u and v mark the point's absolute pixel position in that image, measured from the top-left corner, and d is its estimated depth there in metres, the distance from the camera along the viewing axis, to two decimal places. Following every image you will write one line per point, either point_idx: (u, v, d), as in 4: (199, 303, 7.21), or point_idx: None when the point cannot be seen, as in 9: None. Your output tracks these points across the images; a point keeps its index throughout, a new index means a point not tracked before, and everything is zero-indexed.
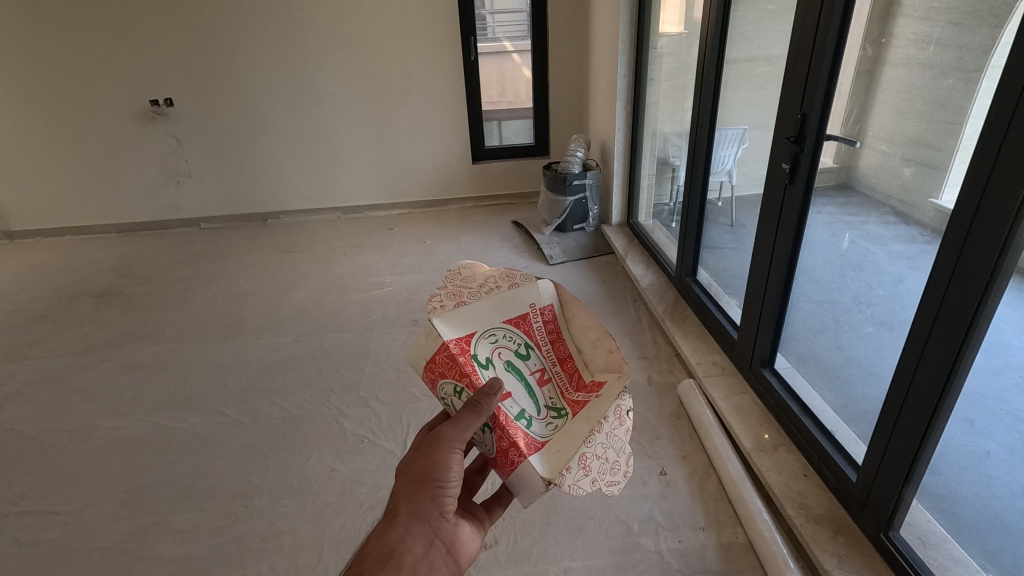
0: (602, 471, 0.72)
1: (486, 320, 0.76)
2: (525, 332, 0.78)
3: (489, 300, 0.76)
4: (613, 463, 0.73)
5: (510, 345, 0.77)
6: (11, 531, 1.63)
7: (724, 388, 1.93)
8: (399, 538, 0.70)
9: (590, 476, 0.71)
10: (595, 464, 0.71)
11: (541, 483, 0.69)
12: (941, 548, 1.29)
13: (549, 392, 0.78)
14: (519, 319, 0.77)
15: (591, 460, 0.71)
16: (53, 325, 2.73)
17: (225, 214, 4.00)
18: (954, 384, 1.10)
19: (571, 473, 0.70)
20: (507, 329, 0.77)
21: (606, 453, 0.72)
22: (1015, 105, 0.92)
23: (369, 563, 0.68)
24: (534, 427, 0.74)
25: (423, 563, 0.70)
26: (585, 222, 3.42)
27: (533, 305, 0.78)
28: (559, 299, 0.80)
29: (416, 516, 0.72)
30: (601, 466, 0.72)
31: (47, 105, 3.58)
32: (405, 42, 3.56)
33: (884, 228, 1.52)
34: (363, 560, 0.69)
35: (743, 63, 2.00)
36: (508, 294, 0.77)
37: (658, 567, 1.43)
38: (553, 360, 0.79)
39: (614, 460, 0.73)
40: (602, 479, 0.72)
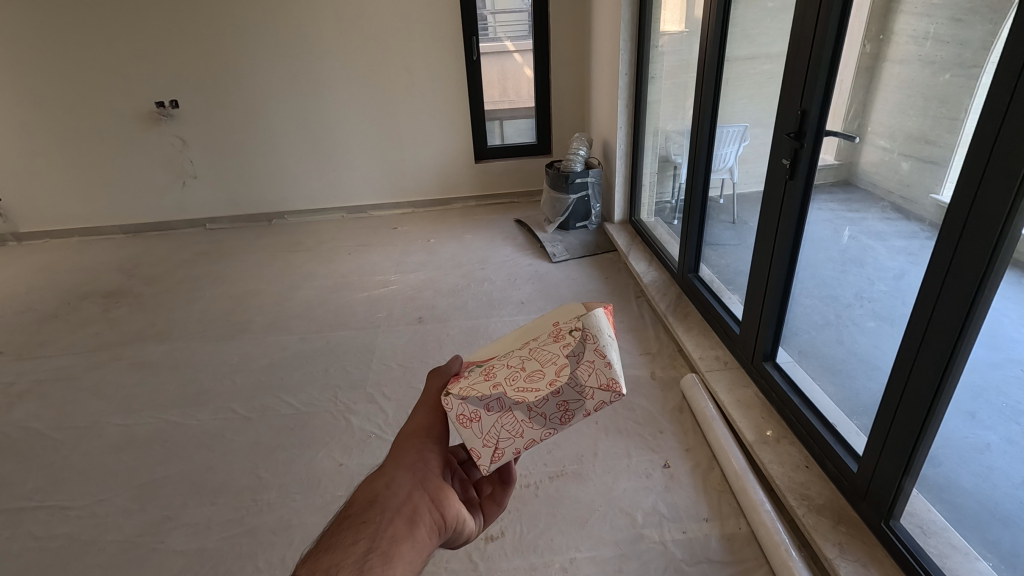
0: (514, 380, 0.67)
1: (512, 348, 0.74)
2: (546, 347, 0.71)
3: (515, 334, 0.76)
4: (533, 373, 0.68)
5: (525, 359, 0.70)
6: (26, 526, 1.66)
7: (727, 382, 1.95)
8: (384, 483, 0.56)
9: (494, 381, 0.67)
10: (503, 371, 0.69)
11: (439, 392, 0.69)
12: (941, 536, 1.34)
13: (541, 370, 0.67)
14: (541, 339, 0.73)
15: (498, 368, 0.69)
16: (62, 325, 2.76)
17: (230, 215, 4.03)
18: (951, 374, 1.12)
19: (468, 377, 0.69)
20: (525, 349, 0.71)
21: (523, 365, 0.69)
22: (1010, 100, 0.93)
23: (353, 510, 0.54)
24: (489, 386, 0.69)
25: (407, 510, 0.55)
26: (587, 220, 3.44)
27: (555, 322, 0.73)
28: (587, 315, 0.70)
29: (404, 463, 0.59)
30: (515, 376, 0.68)
31: (53, 107, 3.62)
32: (407, 43, 3.59)
33: (885, 224, 1.57)
34: (346, 513, 0.54)
35: (744, 61, 2.02)
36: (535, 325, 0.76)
37: (661, 557, 1.46)
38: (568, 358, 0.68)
39: (537, 371, 0.68)
40: (511, 386, 0.67)
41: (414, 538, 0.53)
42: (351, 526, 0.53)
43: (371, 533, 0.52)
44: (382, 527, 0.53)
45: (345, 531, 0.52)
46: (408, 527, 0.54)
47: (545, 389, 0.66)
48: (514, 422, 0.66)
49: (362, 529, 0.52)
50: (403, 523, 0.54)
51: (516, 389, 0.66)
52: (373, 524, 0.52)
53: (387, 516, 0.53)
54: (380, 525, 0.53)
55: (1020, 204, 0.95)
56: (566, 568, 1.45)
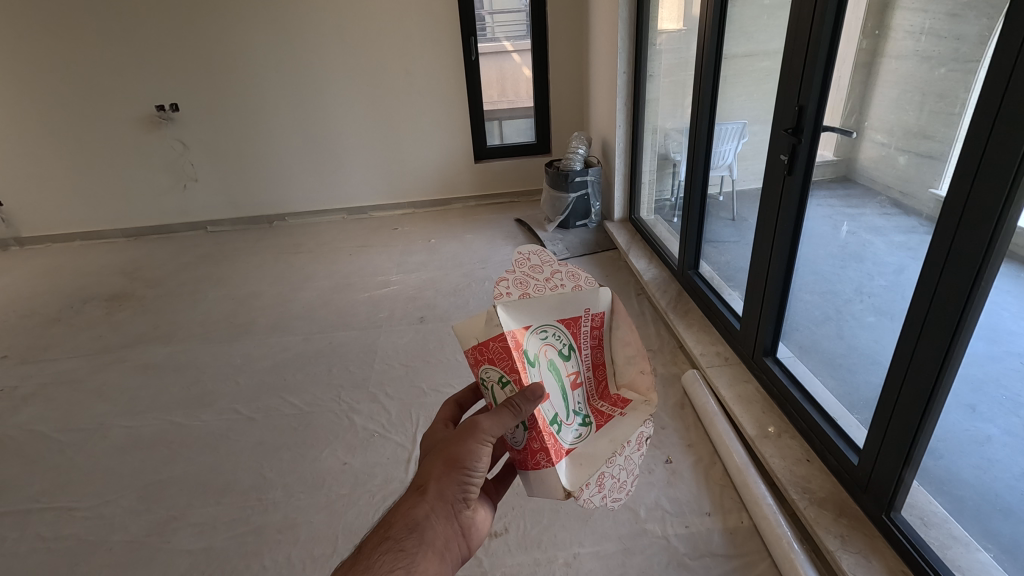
0: (614, 489, 0.75)
1: (541, 316, 0.75)
2: (572, 333, 0.78)
3: (551, 300, 0.74)
4: (624, 483, 0.76)
5: (555, 344, 0.77)
6: (33, 527, 1.67)
7: (728, 377, 1.97)
8: (424, 513, 0.74)
9: (602, 492, 0.73)
10: (610, 482, 0.74)
11: (560, 495, 0.70)
12: (942, 527, 1.33)
13: (579, 397, 0.78)
14: (570, 321, 0.77)
15: (608, 478, 0.73)
16: (66, 328, 2.78)
17: (230, 218, 4.04)
18: (950, 365, 1.13)
19: (589, 489, 0.72)
20: (557, 327, 0.76)
21: (620, 473, 0.75)
22: (1004, 92, 0.94)
23: (394, 533, 0.72)
24: (564, 434, 0.75)
25: (438, 544, 0.74)
26: (587, 219, 3.45)
27: (588, 310, 0.76)
28: (612, 306, 0.79)
29: (441, 498, 0.76)
30: (614, 485, 0.75)
31: (55, 112, 3.63)
32: (406, 44, 3.60)
33: (884, 220, 1.61)
34: (387, 531, 0.73)
35: (742, 58, 2.04)
36: (569, 295, 0.75)
37: (664, 551, 1.47)
38: (588, 365, 0.79)
39: (626, 481, 0.76)
40: (612, 496, 0.74)
41: (438, 569, 0.73)
42: (390, 550, 0.71)
43: (407, 560, 0.70)
44: (415, 558, 0.71)
45: (385, 552, 0.71)
46: (435, 560, 0.72)
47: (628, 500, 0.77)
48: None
49: (400, 557, 0.70)
50: (432, 555, 0.72)
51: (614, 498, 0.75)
52: (409, 554, 0.71)
53: (421, 549, 0.72)
54: (415, 557, 0.71)
55: (1017, 194, 0.96)
56: (569, 563, 1.46)
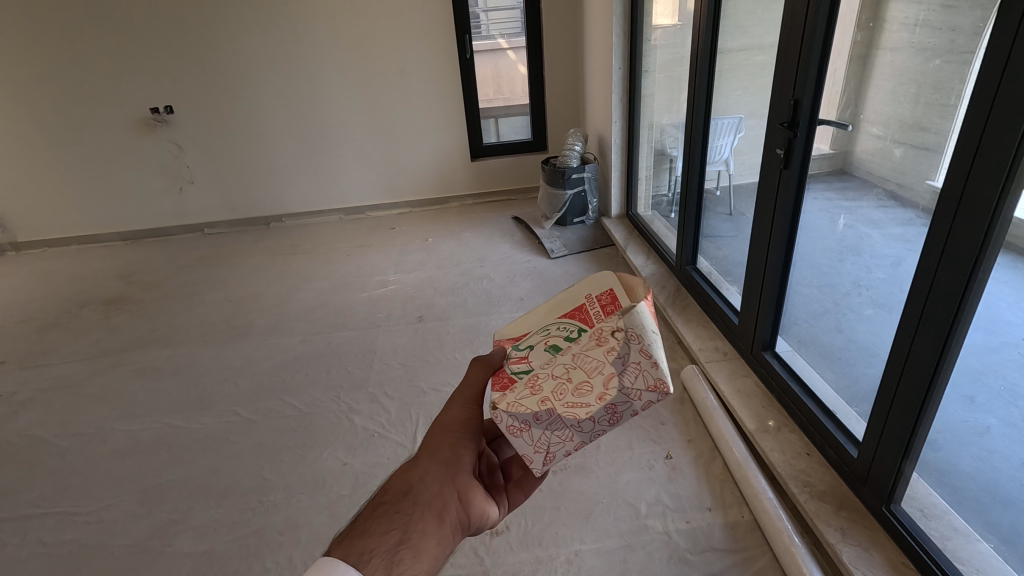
0: (560, 393, 0.57)
1: (541, 320, 0.65)
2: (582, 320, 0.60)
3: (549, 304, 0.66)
4: (581, 386, 0.56)
5: (560, 334, 0.60)
6: (34, 533, 1.67)
7: (727, 371, 1.97)
8: (419, 475, 0.58)
9: (539, 396, 0.58)
10: (547, 384, 0.58)
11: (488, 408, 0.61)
12: (941, 519, 1.33)
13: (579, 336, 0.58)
14: (574, 310, 0.61)
15: (542, 377, 0.59)
16: (64, 333, 2.77)
17: (227, 219, 4.03)
18: (948, 357, 1.13)
19: (512, 389, 0.60)
20: (561, 322, 0.62)
21: (568, 375, 0.57)
22: (998, 83, 0.94)
23: (388, 497, 0.57)
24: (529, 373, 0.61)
25: (440, 507, 0.56)
26: (585, 215, 3.44)
27: (587, 292, 0.61)
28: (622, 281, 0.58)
29: (439, 458, 0.60)
30: (561, 388, 0.57)
31: (50, 116, 3.62)
32: (400, 43, 3.59)
33: (881, 213, 1.63)
34: (380, 499, 0.57)
35: (737, 53, 2.03)
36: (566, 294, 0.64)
37: (666, 547, 1.47)
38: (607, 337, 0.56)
39: (582, 382, 0.56)
40: (557, 402, 0.57)
41: (442, 534, 0.55)
42: (384, 515, 0.55)
43: (402, 524, 0.54)
44: (414, 519, 0.55)
45: (380, 516, 0.55)
46: (438, 523, 0.56)
47: (595, 406, 0.55)
48: (561, 439, 0.58)
49: (394, 520, 0.55)
50: (434, 520, 0.55)
51: (562, 405, 0.56)
52: (406, 514, 0.55)
53: (418, 510, 0.55)
54: (411, 518, 0.55)
55: (1012, 185, 0.96)
56: (571, 561, 1.46)
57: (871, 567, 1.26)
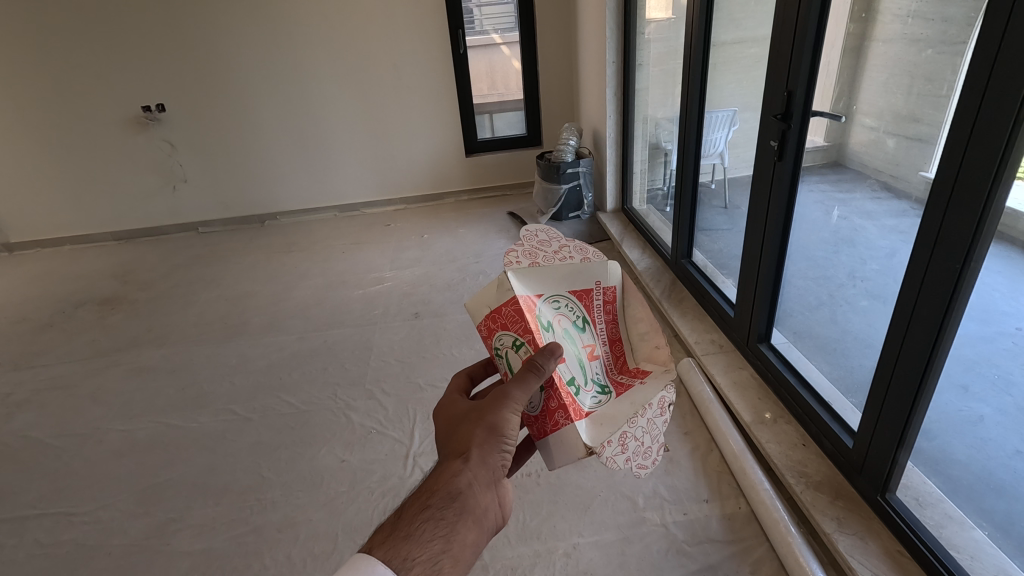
0: (640, 454, 0.67)
1: (552, 286, 0.73)
2: (585, 306, 0.74)
3: (561, 269, 0.73)
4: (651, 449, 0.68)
5: (568, 315, 0.74)
6: (31, 534, 1.67)
7: (723, 363, 1.98)
8: (465, 481, 0.68)
9: (626, 455, 0.66)
10: (633, 443, 0.66)
11: (581, 450, 0.65)
12: (936, 507, 1.35)
13: (597, 367, 0.74)
14: (582, 292, 0.74)
15: (631, 437, 0.66)
16: (58, 333, 2.76)
17: (221, 218, 4.01)
18: (941, 347, 1.13)
19: (610, 444, 0.65)
20: (569, 299, 0.74)
21: (645, 437, 0.67)
22: (991, 70, 0.94)
23: (436, 501, 0.67)
24: (583, 397, 0.70)
25: (479, 512, 0.68)
26: (580, 210, 3.44)
27: (599, 281, 0.74)
28: (625, 281, 0.76)
29: (485, 463, 0.70)
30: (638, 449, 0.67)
31: (41, 116, 3.59)
32: (393, 39, 3.57)
33: (875, 204, 1.65)
34: (429, 498, 0.67)
35: (730, 46, 2.03)
36: (579, 266, 0.73)
37: (664, 539, 1.48)
38: (605, 340, 0.75)
39: (652, 446, 0.68)
40: (637, 462, 0.67)
41: (479, 540, 0.67)
42: (431, 519, 0.66)
43: (445, 531, 0.65)
44: (456, 527, 0.66)
45: (425, 521, 0.65)
46: (475, 529, 0.67)
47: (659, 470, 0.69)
48: None
49: (440, 525, 0.65)
50: (474, 526, 0.67)
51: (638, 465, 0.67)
52: (451, 523, 0.66)
53: (462, 518, 0.67)
54: (455, 524, 0.66)
55: (1003, 175, 0.96)
56: (569, 554, 1.47)
57: (866, 556, 1.27)
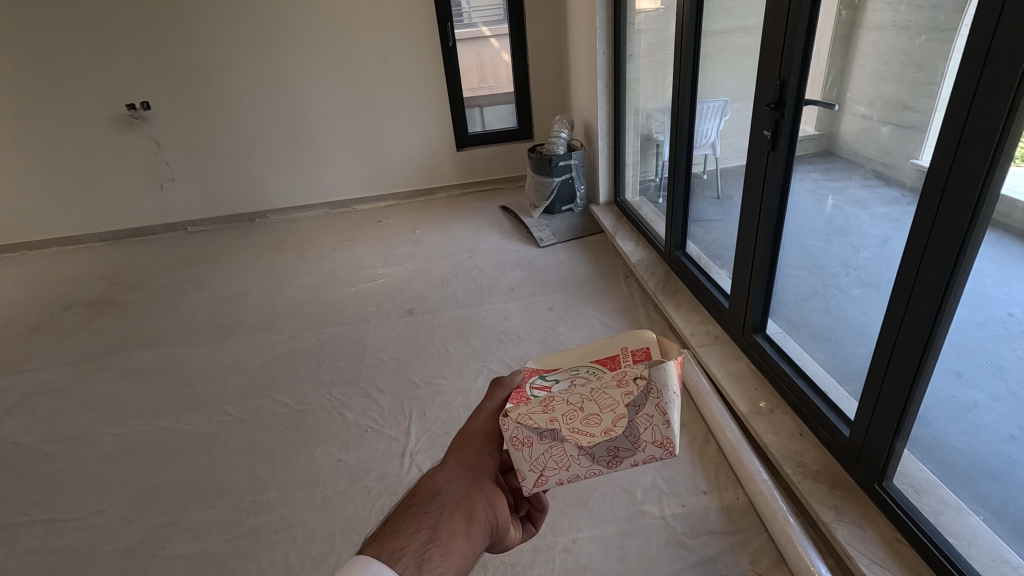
0: (572, 419, 0.63)
1: (572, 361, 0.76)
2: (611, 368, 0.72)
3: (583, 351, 0.77)
4: (589, 415, 0.62)
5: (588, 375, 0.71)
6: (24, 541, 1.64)
7: (719, 355, 1.97)
8: (447, 478, 0.65)
9: (550, 416, 0.63)
10: (561, 406, 0.64)
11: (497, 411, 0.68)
12: (933, 494, 1.36)
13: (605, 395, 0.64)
14: (608, 359, 0.74)
15: (556, 400, 0.65)
16: (46, 337, 2.72)
17: (210, 217, 3.96)
18: (938, 335, 1.13)
19: (526, 403, 0.66)
20: (591, 366, 0.73)
21: (581, 402, 0.63)
22: (985, 57, 0.93)
23: (418, 499, 0.63)
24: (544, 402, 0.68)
25: (467, 507, 0.63)
26: (573, 203, 3.43)
27: (623, 347, 0.74)
28: (657, 343, 0.73)
29: (467, 464, 0.68)
30: (572, 413, 0.63)
31: (22, 116, 3.53)
32: (381, 34, 3.54)
33: (866, 192, 1.61)
34: (411, 500, 0.64)
35: (722, 35, 2.01)
36: (599, 343, 0.77)
37: (663, 532, 1.47)
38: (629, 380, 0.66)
39: (592, 414, 0.62)
40: (569, 427, 0.62)
41: (470, 534, 0.62)
42: (413, 514, 0.61)
43: (431, 523, 0.60)
44: (443, 518, 0.61)
45: (409, 518, 0.61)
46: (465, 522, 0.62)
47: (600, 437, 0.61)
48: (561, 456, 0.63)
49: (424, 519, 0.61)
50: (461, 519, 0.62)
51: (569, 429, 0.62)
52: (436, 515, 0.61)
53: (447, 511, 0.62)
54: (441, 517, 0.61)
55: (999, 164, 0.96)
56: (569, 549, 1.46)
57: (865, 545, 1.28)
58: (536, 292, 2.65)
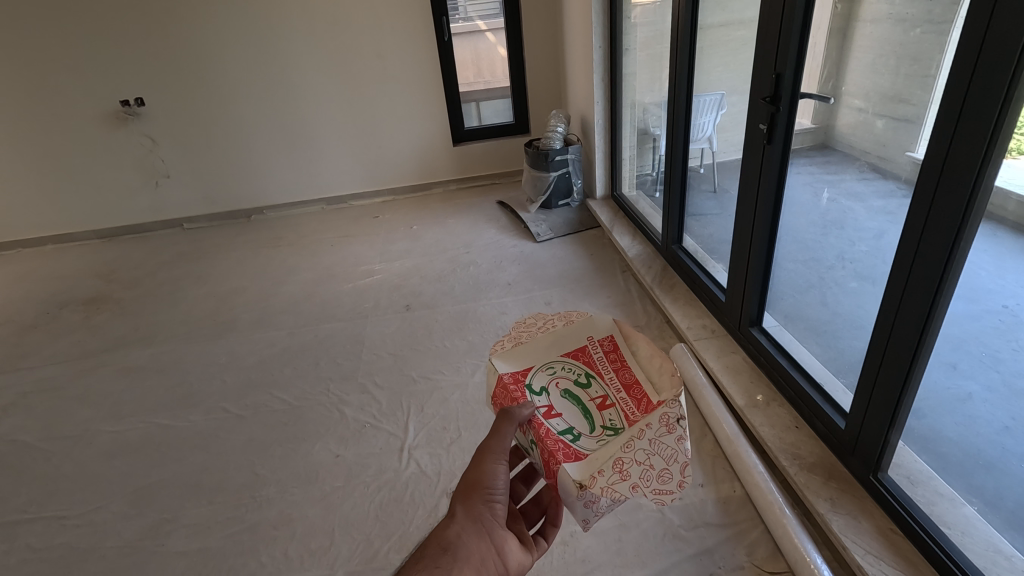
0: (647, 479, 0.69)
1: (543, 355, 0.82)
2: (585, 362, 0.81)
3: (547, 336, 0.83)
4: (661, 472, 0.69)
5: (568, 375, 0.81)
6: (23, 538, 1.65)
7: (715, 349, 1.98)
8: (455, 533, 0.71)
9: (629, 482, 0.68)
10: (634, 469, 0.69)
11: (574, 488, 0.68)
12: (926, 485, 1.36)
13: (610, 414, 0.77)
14: (577, 352, 0.82)
15: (629, 464, 0.69)
16: (42, 335, 2.71)
17: (206, 213, 3.95)
18: (932, 326, 1.14)
19: (603, 475, 0.68)
20: (564, 361, 0.82)
21: (649, 459, 0.70)
22: (980, 47, 0.93)
23: (428, 553, 0.69)
24: (582, 442, 0.74)
25: (473, 561, 0.70)
26: (570, 198, 3.43)
27: (590, 337, 0.83)
28: (618, 329, 0.83)
29: (471, 517, 0.74)
30: (644, 473, 0.69)
31: (16, 113, 3.50)
32: (376, 28, 3.52)
33: (863, 185, 1.65)
34: (422, 552, 0.70)
35: (718, 28, 2.01)
36: (563, 332, 0.83)
37: (659, 525, 1.49)
38: (617, 387, 0.79)
39: (662, 468, 0.69)
40: (647, 487, 0.69)
41: None
42: (425, 569, 0.68)
43: None
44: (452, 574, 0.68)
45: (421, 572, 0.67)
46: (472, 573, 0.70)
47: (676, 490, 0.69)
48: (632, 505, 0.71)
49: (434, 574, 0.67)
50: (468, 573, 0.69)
51: (650, 490, 0.69)
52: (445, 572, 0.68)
53: (455, 567, 0.69)
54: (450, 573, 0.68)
55: (993, 155, 0.96)
56: (567, 542, 1.47)
57: (859, 535, 1.29)
58: (533, 287, 2.65)
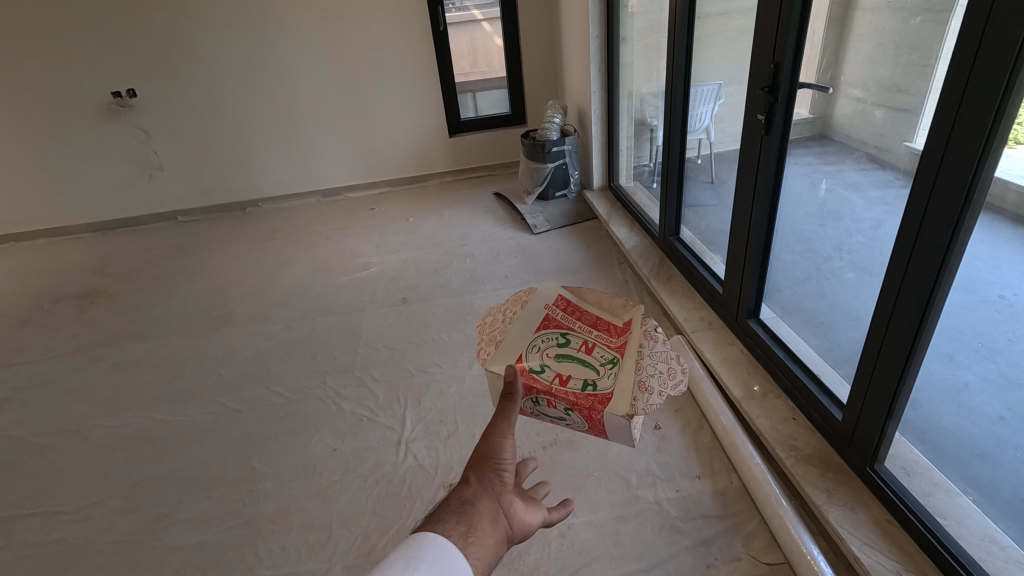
0: (664, 383, 0.80)
1: (521, 339, 0.84)
2: (557, 327, 0.86)
3: (511, 321, 0.86)
4: (668, 374, 0.81)
5: (551, 343, 0.84)
6: (20, 534, 1.64)
7: (713, 341, 1.98)
8: (466, 496, 0.64)
9: (657, 393, 0.79)
10: (654, 381, 0.80)
11: (627, 420, 0.77)
12: (923, 475, 1.36)
13: (602, 353, 0.84)
14: (544, 323, 0.86)
15: (649, 380, 0.79)
16: (37, 329, 2.69)
17: (200, 206, 3.92)
18: (930, 317, 1.13)
19: (640, 399, 0.78)
20: (540, 335, 0.84)
21: (657, 368, 0.81)
22: (982, 35, 0.92)
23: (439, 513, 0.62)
24: (601, 384, 0.81)
25: (487, 526, 0.62)
26: (567, 189, 3.40)
27: (547, 305, 0.87)
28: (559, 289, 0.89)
29: (483, 482, 0.66)
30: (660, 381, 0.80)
31: (6, 105, 3.46)
32: (371, 18, 3.48)
33: (860, 175, 1.65)
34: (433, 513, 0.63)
35: (715, 17, 1.99)
36: (523, 312, 0.87)
37: (657, 517, 1.49)
38: (590, 329, 0.86)
39: (666, 370, 0.81)
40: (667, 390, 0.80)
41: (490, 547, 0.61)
42: (435, 526, 0.60)
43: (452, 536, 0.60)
44: (462, 533, 0.60)
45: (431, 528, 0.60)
46: (487, 536, 0.62)
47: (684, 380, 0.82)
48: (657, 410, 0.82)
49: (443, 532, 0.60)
50: (481, 535, 0.61)
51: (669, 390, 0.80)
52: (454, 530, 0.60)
53: (467, 528, 0.61)
54: (461, 531, 0.61)
55: (993, 145, 0.95)
56: (564, 534, 1.47)
57: (856, 526, 1.29)
58: (530, 279, 2.64)
